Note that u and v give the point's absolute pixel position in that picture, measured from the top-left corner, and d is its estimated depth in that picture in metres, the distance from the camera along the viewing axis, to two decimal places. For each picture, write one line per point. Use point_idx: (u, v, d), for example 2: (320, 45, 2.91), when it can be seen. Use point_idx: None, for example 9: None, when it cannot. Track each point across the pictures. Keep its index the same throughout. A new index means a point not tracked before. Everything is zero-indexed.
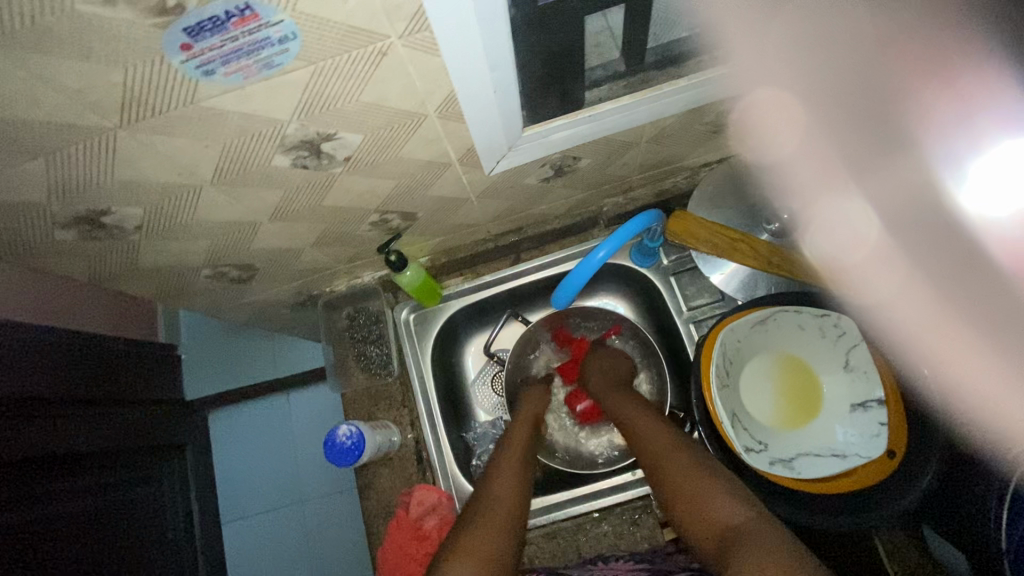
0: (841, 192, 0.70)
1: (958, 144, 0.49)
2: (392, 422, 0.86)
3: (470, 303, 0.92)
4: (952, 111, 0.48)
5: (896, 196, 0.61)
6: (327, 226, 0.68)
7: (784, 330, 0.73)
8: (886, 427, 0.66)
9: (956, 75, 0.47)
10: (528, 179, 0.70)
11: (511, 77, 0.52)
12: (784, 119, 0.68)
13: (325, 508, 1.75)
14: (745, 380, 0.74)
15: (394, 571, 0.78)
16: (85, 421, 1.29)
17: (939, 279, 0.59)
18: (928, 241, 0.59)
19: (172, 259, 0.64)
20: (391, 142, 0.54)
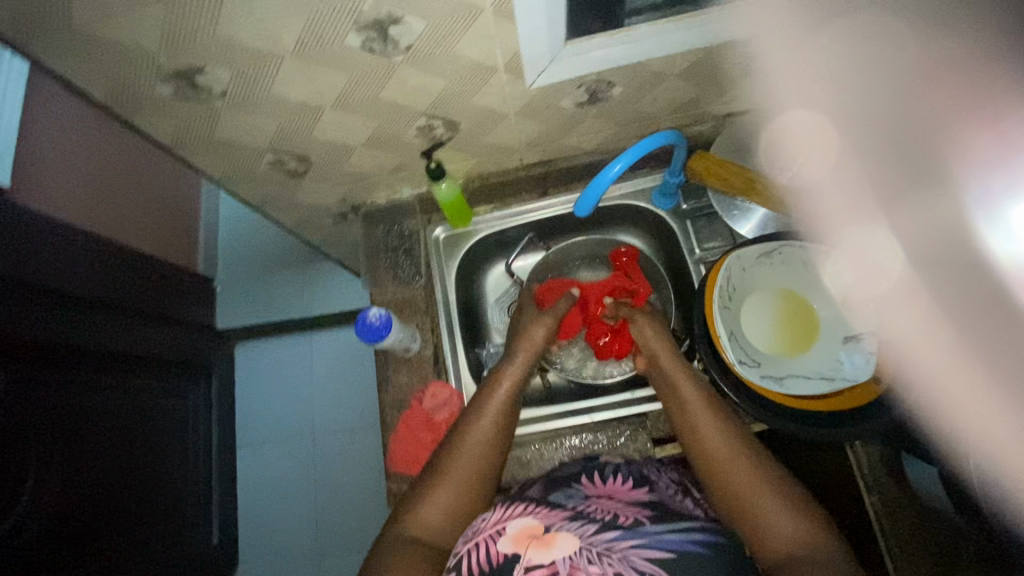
0: (868, 225, 0.72)
1: (992, 180, 0.50)
2: (415, 326, 0.94)
3: (497, 229, 0.98)
4: (995, 145, 0.49)
5: (927, 231, 0.61)
6: (379, 124, 0.76)
7: (793, 265, 0.78)
8: (876, 357, 0.70)
9: (1003, 112, 0.47)
10: (563, 102, 0.77)
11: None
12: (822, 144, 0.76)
13: (334, 445, 1.83)
14: (749, 311, 0.79)
15: (403, 453, 0.86)
16: (124, 326, 1.39)
17: (959, 322, 0.58)
18: (953, 282, 0.59)
19: (243, 135, 0.73)
20: (448, 34, 0.61)
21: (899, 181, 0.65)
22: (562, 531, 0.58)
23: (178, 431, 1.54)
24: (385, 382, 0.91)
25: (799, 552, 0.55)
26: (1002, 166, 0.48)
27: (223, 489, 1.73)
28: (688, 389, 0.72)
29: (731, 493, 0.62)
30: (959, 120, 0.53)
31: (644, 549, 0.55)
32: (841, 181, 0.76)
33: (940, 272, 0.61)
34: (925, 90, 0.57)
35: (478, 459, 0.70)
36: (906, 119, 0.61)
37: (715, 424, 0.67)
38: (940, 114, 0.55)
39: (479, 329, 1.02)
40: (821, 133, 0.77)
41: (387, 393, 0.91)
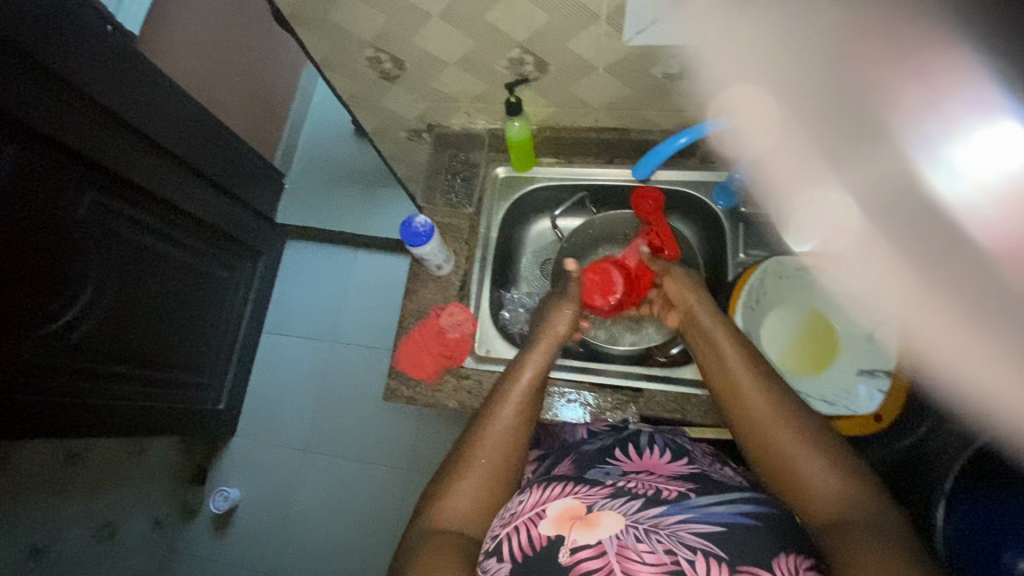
0: (821, 182, 0.82)
1: (931, 129, 0.57)
2: (453, 250, 0.98)
3: (554, 183, 1.01)
4: (923, 98, 0.54)
5: (879, 180, 0.73)
6: (475, 45, 0.80)
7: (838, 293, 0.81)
8: (882, 396, 0.75)
9: (921, 68, 0.52)
10: (652, 69, 0.79)
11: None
12: (761, 116, 0.79)
13: (348, 357, 1.91)
14: (774, 317, 0.82)
15: (409, 357, 0.91)
16: (198, 190, 1.49)
17: (935, 259, 0.69)
18: (910, 224, 0.71)
19: (352, 23, 0.79)
20: None
21: (844, 139, 0.74)
22: (605, 510, 0.59)
23: (213, 298, 1.65)
24: (412, 292, 0.97)
25: (836, 503, 0.59)
26: (934, 117, 0.55)
27: (240, 364, 1.85)
28: (727, 346, 0.74)
29: (773, 454, 0.65)
30: (887, 76, 0.58)
31: (692, 524, 0.57)
32: (792, 146, 0.81)
33: (901, 220, 0.73)
34: (844, 58, 0.62)
35: (500, 443, 0.74)
36: (833, 88, 0.67)
37: (749, 378, 0.70)
38: (865, 75, 0.61)
39: (511, 272, 1.06)
40: (764, 110, 0.78)
41: (410, 302, 0.96)
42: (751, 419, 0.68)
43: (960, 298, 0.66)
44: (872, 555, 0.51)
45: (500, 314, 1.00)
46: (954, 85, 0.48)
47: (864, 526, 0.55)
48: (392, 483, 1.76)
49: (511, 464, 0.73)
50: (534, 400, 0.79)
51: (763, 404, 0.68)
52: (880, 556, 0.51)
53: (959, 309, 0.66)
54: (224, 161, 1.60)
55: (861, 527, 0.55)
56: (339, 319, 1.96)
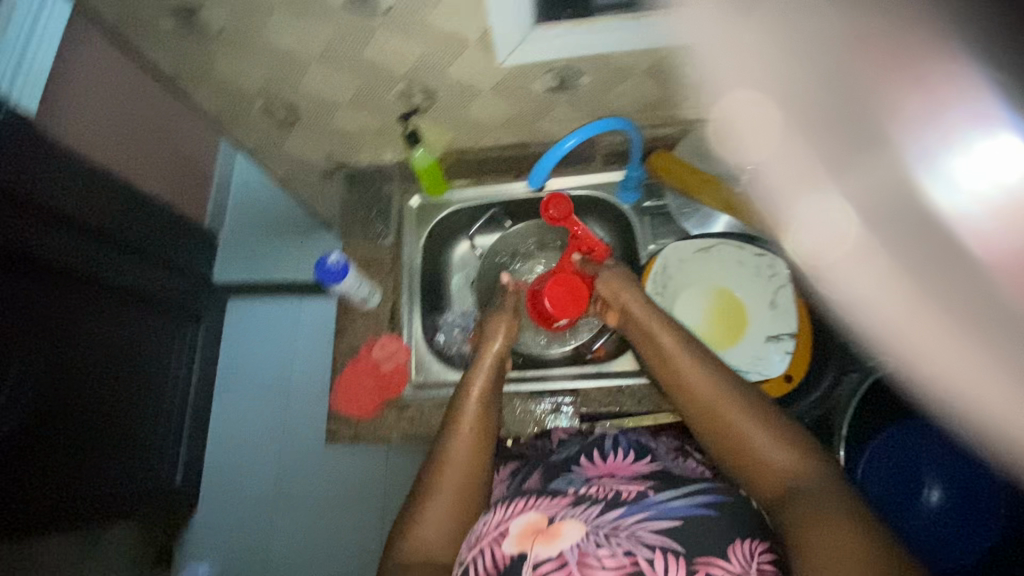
0: (820, 191, 0.82)
1: (932, 136, 0.57)
2: (377, 283, 0.98)
3: (468, 204, 1.02)
4: (927, 107, 0.56)
5: (880, 191, 0.72)
6: (362, 84, 0.82)
7: (745, 267, 0.84)
8: (790, 356, 0.79)
9: (925, 74, 0.53)
10: (534, 85, 0.83)
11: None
12: (761, 117, 0.83)
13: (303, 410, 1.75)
14: (684, 299, 0.84)
15: (345, 390, 0.93)
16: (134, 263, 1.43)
17: (931, 276, 0.69)
18: (910, 236, 0.71)
19: (238, 79, 0.81)
20: (426, 5, 0.67)
21: (847, 149, 0.74)
22: (565, 521, 0.60)
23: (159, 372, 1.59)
24: (342, 330, 0.97)
25: (789, 485, 0.60)
26: (937, 120, 0.54)
27: None
28: (665, 337, 0.76)
29: (724, 429, 0.67)
30: (893, 83, 0.59)
31: (650, 522, 0.59)
32: (790, 159, 0.84)
33: (899, 231, 0.72)
34: (851, 61, 0.63)
35: (463, 463, 0.74)
36: (841, 95, 0.68)
37: (703, 376, 0.71)
38: (869, 81, 0.62)
39: (442, 296, 1.04)
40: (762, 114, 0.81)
41: (342, 340, 0.96)
42: (700, 398, 0.70)
43: (961, 314, 0.65)
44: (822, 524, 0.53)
45: (435, 338, 0.99)
46: (953, 93, 0.49)
47: (814, 494, 0.57)
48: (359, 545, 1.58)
49: (478, 488, 0.73)
50: (488, 416, 0.79)
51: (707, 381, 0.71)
52: (830, 526, 0.53)
53: (958, 324, 0.66)
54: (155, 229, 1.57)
55: (811, 500, 0.57)
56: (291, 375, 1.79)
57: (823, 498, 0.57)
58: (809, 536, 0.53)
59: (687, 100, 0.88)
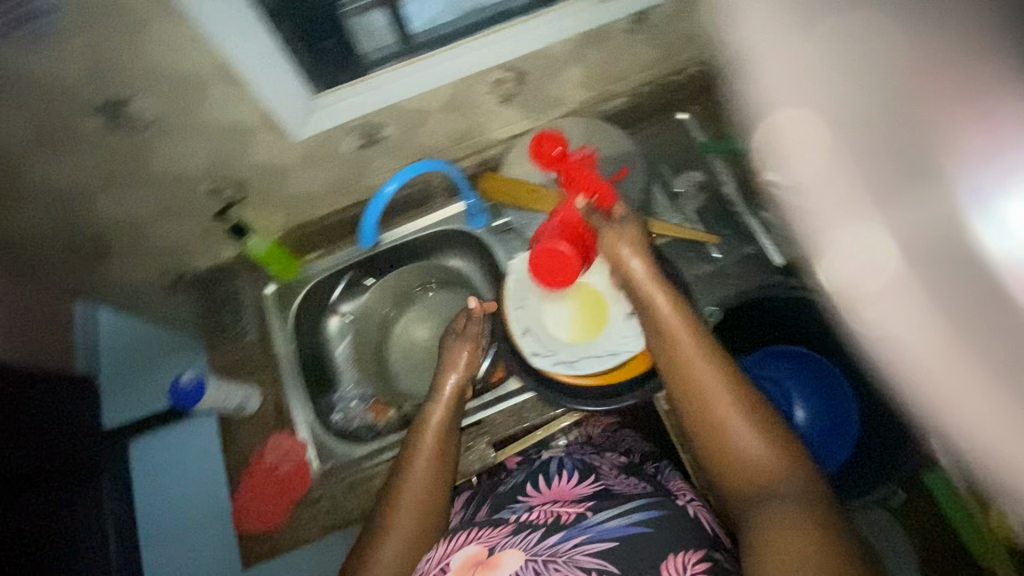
0: (855, 212, 0.39)
1: (983, 166, 0.29)
2: (255, 383, 0.93)
3: (325, 275, 0.98)
4: (978, 144, 0.29)
5: (917, 207, 0.33)
6: (164, 195, 0.79)
7: (586, 257, 0.86)
8: (648, 328, 0.80)
9: (980, 95, 0.29)
10: (341, 147, 0.82)
11: (270, 43, 0.66)
12: (804, 143, 0.43)
13: None
14: (543, 304, 0.84)
15: (247, 502, 0.88)
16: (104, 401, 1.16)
17: (967, 317, 0.32)
18: (948, 267, 0.32)
19: (22, 229, 0.77)
20: (187, 104, 0.67)
21: (896, 185, 0.35)
22: (505, 550, 0.60)
23: None
24: (232, 441, 0.92)
25: (760, 487, 0.53)
26: (987, 157, 0.29)
27: None
28: (661, 296, 0.64)
29: (701, 403, 0.58)
30: (958, 107, 0.30)
31: (587, 545, 0.58)
32: (846, 185, 0.39)
33: (952, 279, 0.32)
34: (910, 85, 0.32)
35: (422, 488, 0.71)
36: (895, 122, 0.34)
37: (702, 347, 0.60)
38: (918, 114, 0.32)
39: (329, 375, 1.00)
40: (804, 127, 0.41)
41: (234, 450, 0.91)
42: (682, 364, 0.59)
43: (1015, 367, 0.30)
44: (792, 539, 0.47)
45: (331, 418, 0.95)
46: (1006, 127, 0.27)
47: (789, 502, 0.51)
48: None
49: (436, 513, 0.71)
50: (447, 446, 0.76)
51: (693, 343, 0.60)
52: (794, 542, 0.46)
53: (1008, 387, 0.31)
54: None
55: (786, 509, 0.50)
56: (192, 553, 1.04)
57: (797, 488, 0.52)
58: (768, 554, 0.47)
59: (497, 119, 0.91)
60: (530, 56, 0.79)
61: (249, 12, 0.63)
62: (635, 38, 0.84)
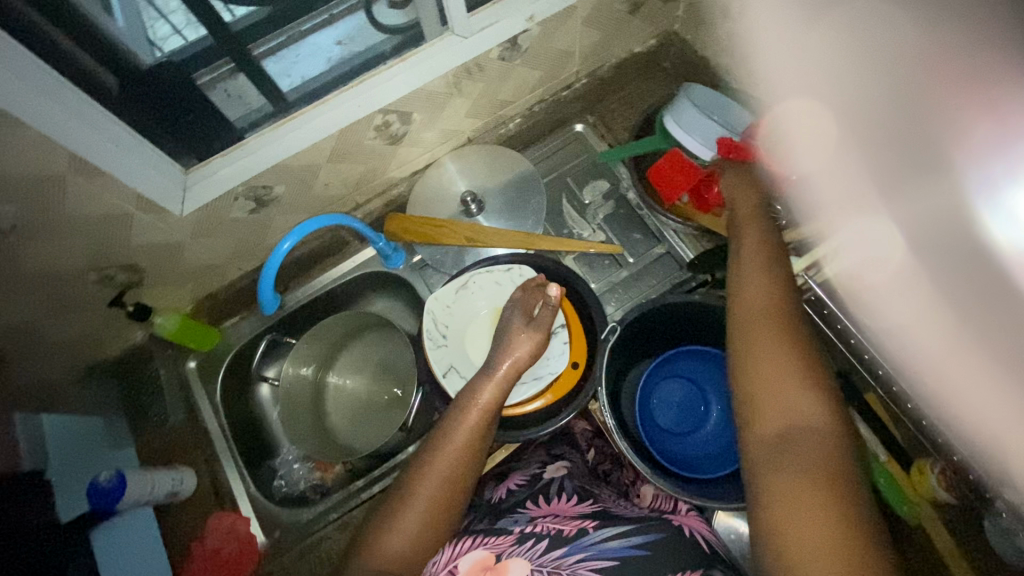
0: (865, 209, 0.66)
1: (994, 166, 0.49)
2: (188, 465, 0.90)
3: (248, 340, 0.96)
4: (991, 131, 0.49)
5: (930, 215, 0.58)
6: (49, 292, 0.76)
7: (502, 284, 0.86)
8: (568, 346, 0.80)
9: (1003, 99, 0.47)
10: (233, 213, 0.81)
11: (118, 127, 0.64)
12: (812, 134, 0.72)
13: None
14: (464, 339, 0.84)
15: None
16: None
17: (966, 298, 0.56)
18: (958, 258, 0.56)
19: None
20: (48, 203, 0.64)
21: (901, 167, 0.61)
22: (512, 559, 0.60)
23: None
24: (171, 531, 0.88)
25: (790, 425, 0.56)
26: (1002, 152, 0.48)
27: None
28: (750, 228, 0.72)
29: (765, 340, 0.61)
30: (958, 109, 0.52)
31: (590, 560, 0.58)
32: (852, 173, 0.68)
33: (935, 262, 0.58)
34: (926, 90, 0.55)
35: (456, 456, 0.67)
36: (904, 114, 0.58)
37: (767, 281, 0.66)
38: (932, 107, 0.55)
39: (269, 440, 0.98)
40: (817, 128, 0.72)
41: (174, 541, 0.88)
42: (746, 295, 0.66)
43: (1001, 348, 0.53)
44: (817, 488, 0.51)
45: (274, 485, 0.94)
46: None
47: (818, 447, 0.53)
48: None
49: (462, 486, 0.67)
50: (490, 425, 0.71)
51: (770, 286, 0.65)
52: (810, 498, 0.50)
53: (998, 363, 0.54)
54: None
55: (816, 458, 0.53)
56: None
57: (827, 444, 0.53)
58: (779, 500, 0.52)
59: (393, 160, 0.91)
60: (409, 97, 0.79)
61: (88, 101, 0.61)
62: (513, 63, 0.85)
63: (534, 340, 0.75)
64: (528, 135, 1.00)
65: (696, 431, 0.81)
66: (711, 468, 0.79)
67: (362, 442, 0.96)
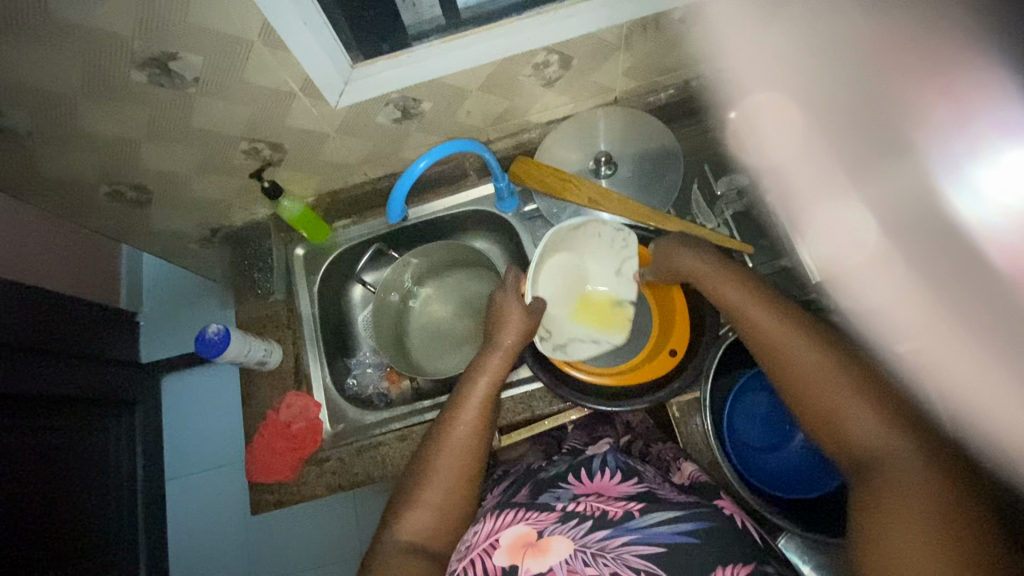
0: (842, 197, 0.78)
1: (959, 146, 0.61)
2: (276, 341, 0.95)
3: (356, 244, 1.01)
4: (955, 117, 0.60)
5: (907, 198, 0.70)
6: (205, 151, 0.81)
7: (604, 240, 0.82)
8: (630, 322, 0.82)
9: (955, 86, 0.60)
10: (378, 119, 0.82)
11: (312, 6, 0.66)
12: (780, 125, 0.85)
13: (206, 486, 1.45)
14: (546, 277, 0.82)
15: (261, 462, 0.90)
16: (54, 373, 1.19)
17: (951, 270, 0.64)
18: (937, 241, 0.66)
19: (68, 171, 0.78)
20: (229, 64, 0.67)
21: (872, 156, 0.75)
22: (555, 536, 0.61)
23: (111, 466, 1.30)
24: (249, 396, 0.94)
25: (872, 457, 0.53)
26: (965, 131, 0.59)
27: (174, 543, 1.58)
28: (731, 287, 0.68)
29: (807, 388, 0.59)
30: (918, 95, 0.66)
31: (636, 545, 0.58)
32: (811, 155, 0.82)
33: (916, 237, 0.69)
34: (872, 77, 0.72)
35: (461, 444, 0.70)
36: (868, 104, 0.74)
37: (795, 335, 0.61)
38: (898, 98, 0.69)
39: (350, 340, 1.04)
40: (785, 120, 0.84)
41: (252, 406, 0.94)
42: (771, 346, 0.62)
43: (970, 316, 0.63)
44: (917, 515, 0.47)
45: (347, 382, 1.00)
46: (985, 99, 0.56)
47: (908, 478, 0.50)
48: None
49: (472, 468, 0.69)
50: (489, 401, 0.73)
51: (788, 335, 0.62)
52: (909, 532, 0.46)
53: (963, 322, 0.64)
54: (94, 335, 1.36)
55: (909, 485, 0.49)
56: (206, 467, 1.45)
57: (914, 473, 0.50)
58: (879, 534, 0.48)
59: (537, 103, 0.89)
60: (578, 41, 0.76)
61: None
62: (693, 30, 0.80)
63: (522, 327, 0.77)
64: (674, 112, 0.96)
65: (782, 447, 0.78)
66: (790, 490, 0.75)
67: (434, 369, 1.00)
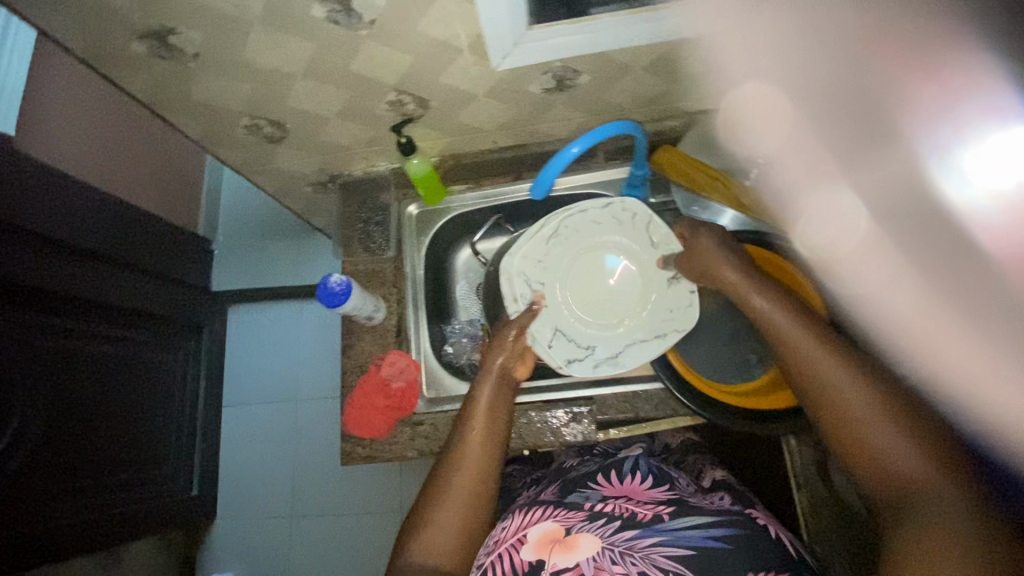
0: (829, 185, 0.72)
1: (944, 130, 0.52)
2: (381, 298, 0.94)
3: (468, 211, 0.98)
4: (943, 101, 0.51)
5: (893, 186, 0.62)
6: (351, 96, 0.79)
7: (603, 223, 0.82)
8: (693, 293, 0.78)
9: (939, 68, 0.51)
10: (530, 87, 0.78)
11: None
12: (767, 113, 0.74)
13: (265, 419, 1.49)
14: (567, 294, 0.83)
15: (357, 415, 0.87)
16: (133, 290, 1.19)
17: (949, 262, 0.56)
18: (919, 232, 0.59)
19: (215, 98, 0.77)
20: (410, 11, 0.63)
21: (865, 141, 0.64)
22: (583, 532, 0.59)
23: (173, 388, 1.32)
24: (347, 348, 0.93)
25: (900, 485, 0.55)
26: (952, 119, 0.51)
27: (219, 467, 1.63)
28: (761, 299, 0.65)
29: (839, 417, 0.58)
30: (906, 80, 0.55)
31: (665, 547, 0.56)
32: (800, 150, 0.75)
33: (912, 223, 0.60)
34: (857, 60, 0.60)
35: (472, 462, 0.69)
36: (850, 102, 0.64)
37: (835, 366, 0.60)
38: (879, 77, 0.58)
39: (446, 303, 1.02)
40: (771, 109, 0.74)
41: (348, 357, 0.93)
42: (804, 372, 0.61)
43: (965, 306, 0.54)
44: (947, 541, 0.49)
45: (443, 350, 0.98)
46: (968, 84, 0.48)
47: (938, 510, 0.51)
48: (373, 535, 1.39)
49: (484, 486, 0.69)
50: (497, 420, 0.72)
51: (825, 366, 0.60)
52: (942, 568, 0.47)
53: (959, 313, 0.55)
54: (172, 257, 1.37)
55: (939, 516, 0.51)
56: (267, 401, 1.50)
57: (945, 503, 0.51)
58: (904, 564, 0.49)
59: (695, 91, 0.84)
60: None
61: None
62: None
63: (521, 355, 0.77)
64: None
65: None
66: None
67: None
